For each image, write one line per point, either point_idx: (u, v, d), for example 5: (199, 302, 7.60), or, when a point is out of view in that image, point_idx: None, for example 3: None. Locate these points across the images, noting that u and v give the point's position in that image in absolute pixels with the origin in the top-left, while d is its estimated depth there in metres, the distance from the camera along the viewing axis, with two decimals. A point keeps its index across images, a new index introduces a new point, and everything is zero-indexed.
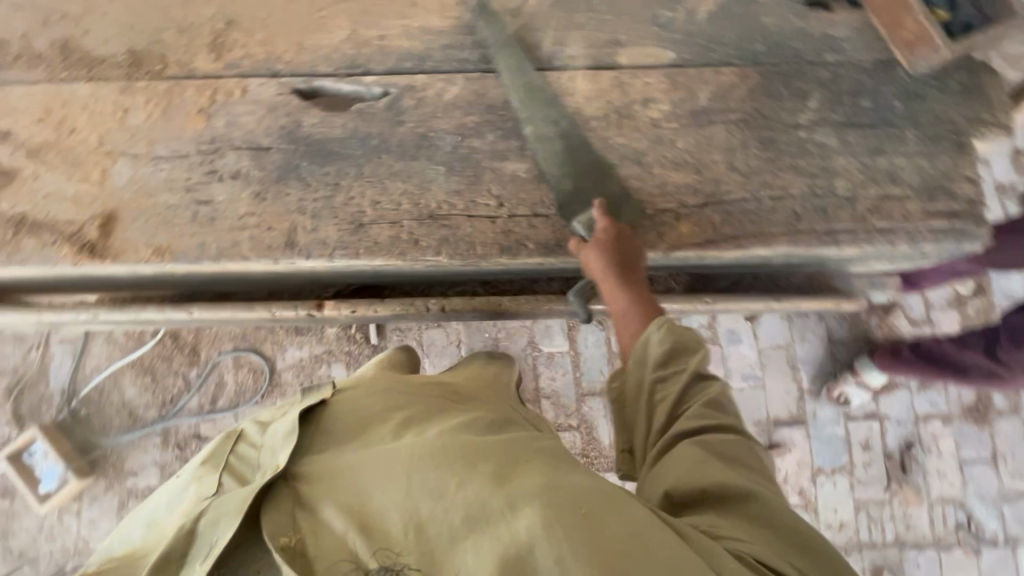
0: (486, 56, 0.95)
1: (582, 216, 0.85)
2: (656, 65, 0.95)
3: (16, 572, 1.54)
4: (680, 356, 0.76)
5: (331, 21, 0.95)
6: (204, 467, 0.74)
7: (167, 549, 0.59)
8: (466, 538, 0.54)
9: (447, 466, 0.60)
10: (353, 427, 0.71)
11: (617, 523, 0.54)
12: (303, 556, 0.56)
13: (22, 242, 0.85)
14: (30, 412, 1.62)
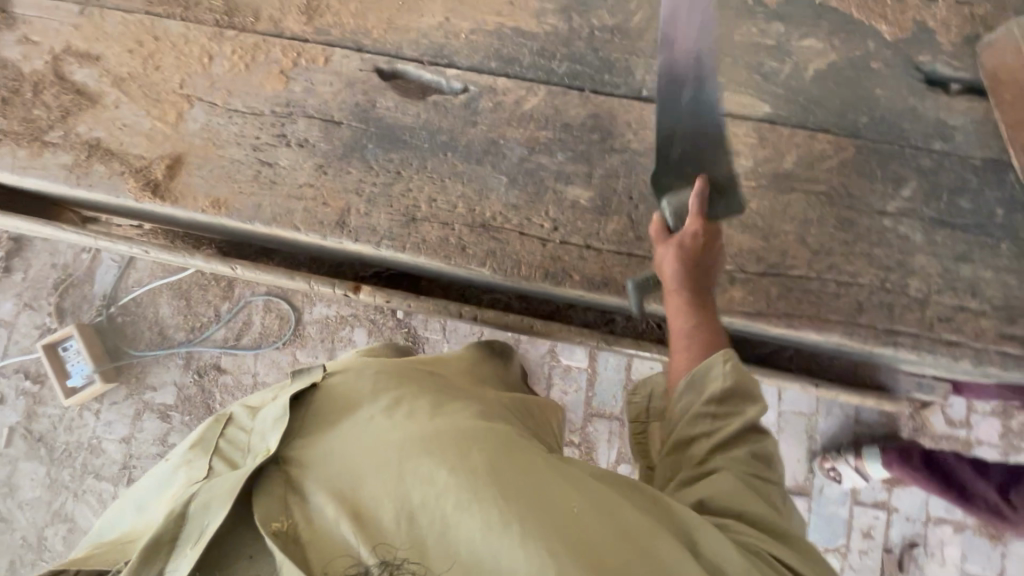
0: (573, 71, 0.91)
1: (674, 199, 0.80)
2: (748, 117, 0.90)
3: (33, 451, 1.66)
4: (737, 398, 0.74)
5: (426, 5, 0.93)
6: (193, 452, 0.74)
7: (156, 532, 0.60)
8: (454, 529, 0.55)
9: (438, 454, 0.60)
10: (339, 406, 0.71)
11: (605, 536, 0.56)
12: (296, 541, 0.57)
13: (92, 167, 0.88)
14: (72, 309, 1.71)
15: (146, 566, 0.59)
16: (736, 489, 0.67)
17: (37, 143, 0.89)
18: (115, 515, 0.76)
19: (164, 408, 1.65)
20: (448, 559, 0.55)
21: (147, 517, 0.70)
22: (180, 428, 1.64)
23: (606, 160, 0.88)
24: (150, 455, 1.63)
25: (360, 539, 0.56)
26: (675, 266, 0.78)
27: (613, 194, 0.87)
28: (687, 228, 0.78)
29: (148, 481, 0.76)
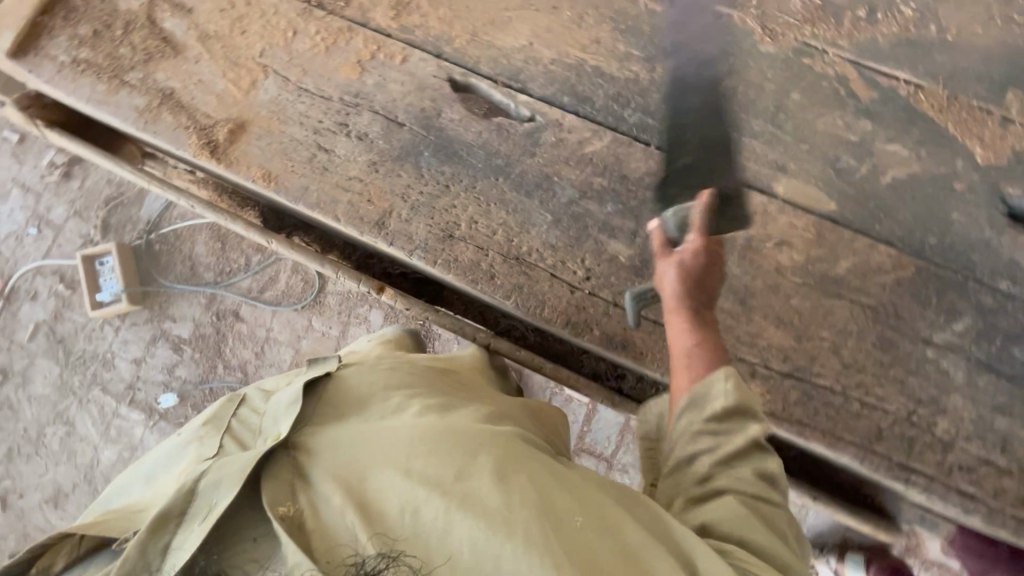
0: (644, 124, 0.89)
1: (678, 210, 0.79)
2: (811, 210, 0.86)
3: (52, 351, 1.74)
4: (738, 417, 0.71)
5: (514, 25, 0.92)
6: (207, 429, 0.79)
7: (164, 507, 0.61)
8: (458, 524, 0.58)
9: (444, 455, 0.63)
10: (349, 398, 0.75)
11: (605, 551, 0.59)
12: (300, 528, 0.60)
13: (162, 115, 0.91)
14: (117, 226, 1.78)
15: (155, 538, 0.60)
16: (737, 518, 0.65)
17: (116, 80, 0.92)
18: (125, 484, 0.81)
19: (178, 340, 1.72)
20: (449, 557, 0.57)
21: (155, 489, 0.75)
22: (188, 362, 1.71)
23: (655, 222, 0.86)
24: (156, 381, 1.70)
25: (365, 530, 0.59)
26: (679, 272, 0.76)
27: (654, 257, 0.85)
28: (691, 243, 0.76)
29: (157, 455, 0.81)
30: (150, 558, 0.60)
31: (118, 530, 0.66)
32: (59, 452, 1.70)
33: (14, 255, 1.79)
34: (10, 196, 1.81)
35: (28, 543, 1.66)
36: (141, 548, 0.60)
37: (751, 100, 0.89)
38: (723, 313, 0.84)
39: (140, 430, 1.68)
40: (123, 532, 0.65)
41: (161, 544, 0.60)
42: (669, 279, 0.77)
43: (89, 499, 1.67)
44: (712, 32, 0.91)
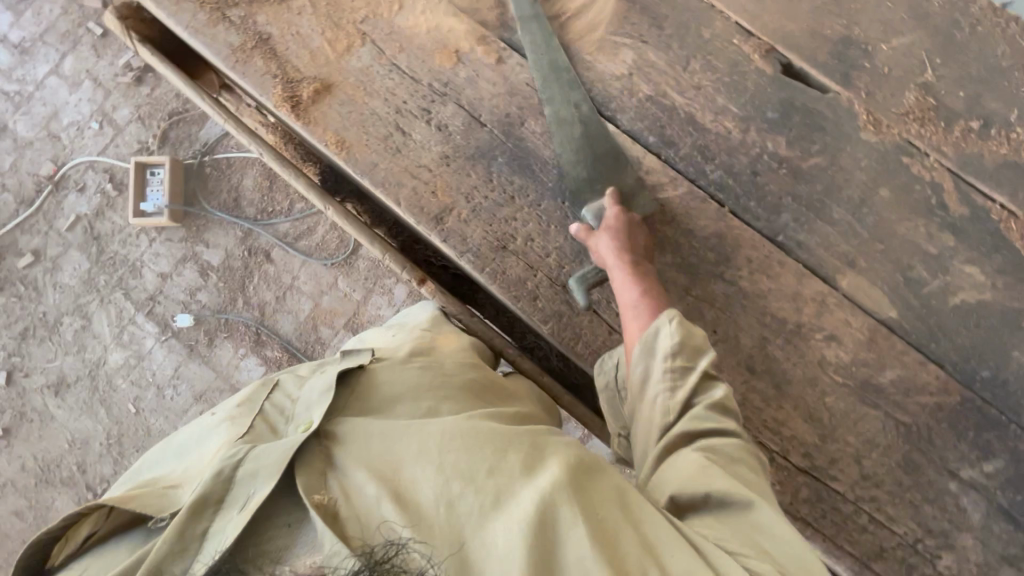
0: (724, 183, 0.87)
1: (593, 204, 0.85)
2: (871, 311, 0.84)
3: (86, 245, 1.78)
4: (685, 358, 0.71)
5: (618, 52, 0.90)
6: (240, 411, 0.84)
7: (203, 491, 0.62)
8: (493, 513, 0.59)
9: (477, 449, 0.63)
10: (380, 393, 0.78)
11: (632, 544, 0.58)
12: (334, 518, 0.59)
13: (253, 58, 0.91)
14: (175, 141, 1.81)
15: (193, 524, 0.60)
16: (693, 468, 0.65)
17: (216, 14, 0.92)
18: (153, 460, 0.87)
19: (207, 265, 1.75)
20: (486, 547, 0.57)
21: (191, 468, 0.78)
22: (212, 289, 1.74)
23: (709, 284, 0.85)
24: (176, 300, 1.74)
25: (401, 520, 0.58)
26: (614, 237, 0.80)
27: (700, 318, 0.84)
28: (609, 215, 0.82)
29: (192, 434, 0.86)
30: (188, 544, 0.59)
31: (153, 509, 0.69)
32: (71, 344, 1.74)
33: (72, 144, 1.82)
34: (80, 86, 1.84)
35: (23, 421, 1.72)
36: (178, 538, 0.59)
37: (838, 186, 0.86)
38: (754, 392, 0.82)
39: (152, 341, 1.73)
40: (157, 512, 0.68)
41: (198, 532, 0.60)
42: (608, 246, 0.80)
43: (89, 395, 1.72)
44: (816, 107, 0.88)
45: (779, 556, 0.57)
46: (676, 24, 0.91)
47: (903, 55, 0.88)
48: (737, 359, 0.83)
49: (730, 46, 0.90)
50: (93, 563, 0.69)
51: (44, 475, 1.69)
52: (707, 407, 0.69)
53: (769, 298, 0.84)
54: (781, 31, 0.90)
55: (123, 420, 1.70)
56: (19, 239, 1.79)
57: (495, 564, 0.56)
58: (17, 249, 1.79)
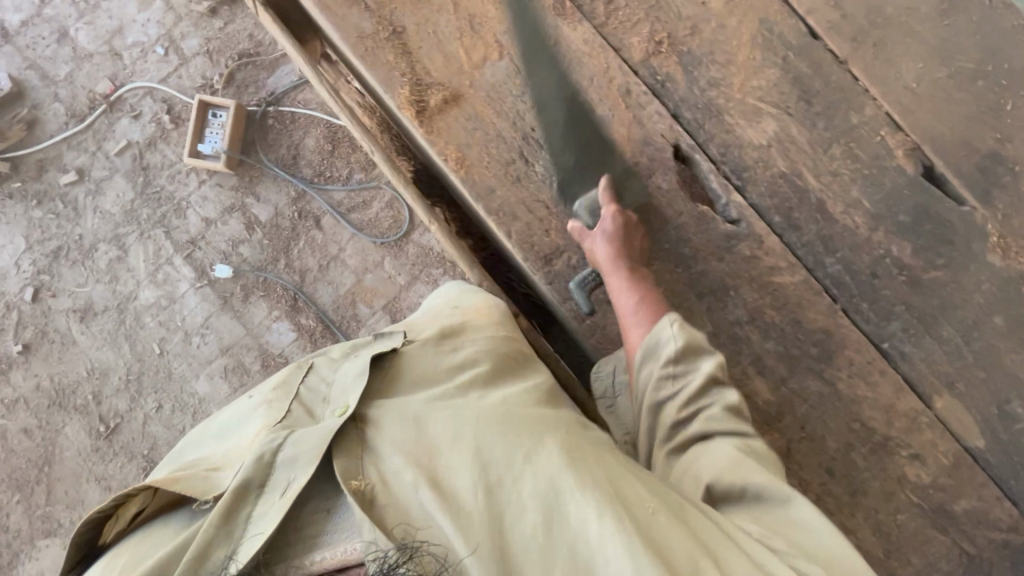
0: (841, 279, 0.85)
1: (585, 199, 0.87)
2: (960, 437, 0.82)
3: (133, 174, 1.72)
4: (690, 357, 0.74)
5: (760, 121, 0.87)
6: (278, 393, 0.77)
7: (244, 478, 0.59)
8: (530, 508, 0.57)
9: (511, 436, 0.62)
10: (410, 376, 0.74)
11: (678, 543, 0.55)
12: (370, 504, 0.57)
13: (384, 51, 0.89)
14: (241, 84, 1.73)
15: (235, 508, 0.58)
16: (723, 461, 0.66)
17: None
18: (192, 444, 0.82)
19: (254, 219, 1.71)
20: (525, 540, 0.55)
21: (230, 447, 0.72)
22: (255, 244, 1.70)
23: (806, 378, 0.84)
24: (217, 248, 1.70)
25: (439, 507, 0.56)
26: (610, 235, 0.82)
27: (791, 411, 0.84)
28: (604, 213, 0.84)
29: (231, 414, 0.80)
30: (229, 527, 0.56)
31: (196, 491, 0.62)
32: (103, 271, 1.70)
33: (133, 66, 1.74)
34: (151, 6, 1.75)
35: (43, 340, 1.69)
36: (219, 523, 0.57)
37: (953, 304, 0.84)
38: (828, 495, 0.82)
39: (186, 286, 1.69)
40: (201, 494, 0.62)
41: (239, 517, 0.57)
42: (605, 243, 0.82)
43: (114, 326, 1.69)
44: (948, 219, 0.85)
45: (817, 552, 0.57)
46: (825, 102, 0.87)
47: None
48: (818, 460, 0.83)
49: (876, 137, 0.87)
50: (142, 540, 0.63)
51: (58, 398, 1.67)
52: (723, 408, 0.71)
53: (861, 405, 0.83)
54: (930, 131, 0.86)
55: (145, 359, 1.67)
56: (65, 153, 1.73)
57: (535, 558, 0.54)
58: (61, 163, 1.73)
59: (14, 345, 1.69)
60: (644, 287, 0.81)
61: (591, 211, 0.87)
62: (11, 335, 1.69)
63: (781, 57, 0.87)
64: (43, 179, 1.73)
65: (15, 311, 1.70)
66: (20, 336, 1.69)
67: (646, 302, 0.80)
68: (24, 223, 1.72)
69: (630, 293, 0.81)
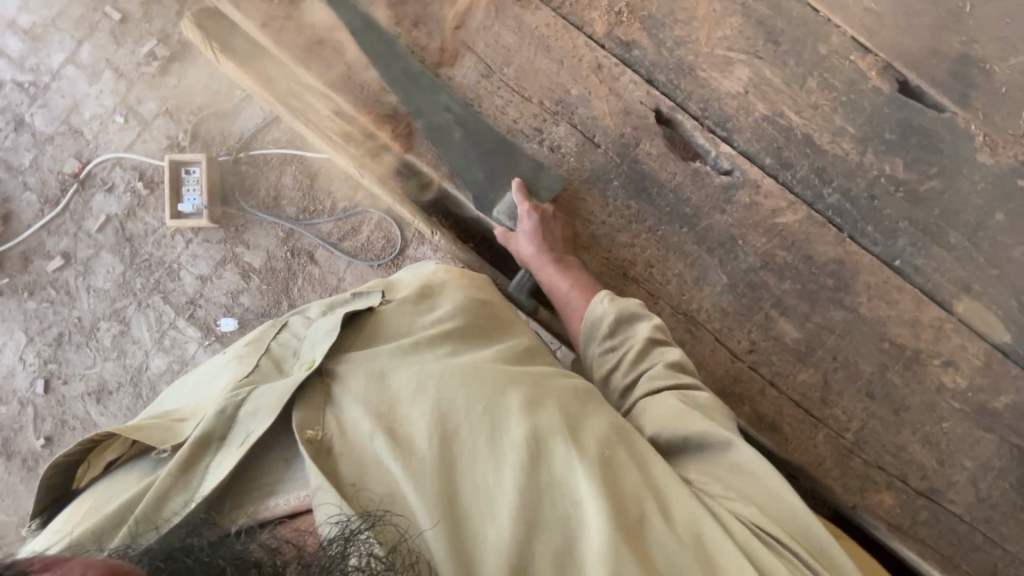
0: (843, 207, 0.86)
1: (503, 207, 0.91)
2: (987, 336, 0.83)
3: (119, 247, 1.70)
4: (625, 325, 0.78)
5: (732, 70, 0.87)
6: (249, 350, 0.78)
7: (206, 429, 0.61)
8: (487, 456, 0.58)
9: (475, 389, 0.62)
10: (389, 334, 0.72)
11: (633, 490, 0.59)
12: (328, 452, 0.59)
13: (352, 75, 0.93)
14: (207, 136, 1.71)
15: (196, 459, 0.60)
16: (671, 411, 0.68)
17: (289, 5, 0.94)
18: (169, 393, 0.84)
19: (247, 267, 1.69)
20: (478, 485, 0.57)
21: (198, 403, 0.72)
22: (254, 291, 1.68)
23: (829, 310, 0.85)
24: (218, 303, 1.69)
25: (395, 458, 0.58)
26: (534, 236, 0.87)
27: (819, 344, 0.85)
28: (524, 218, 0.87)
29: (206, 370, 0.80)
30: (187, 477, 0.58)
31: (156, 440, 0.63)
32: (109, 348, 1.69)
33: (96, 140, 1.72)
34: (101, 77, 1.72)
35: (64, 429, 1.68)
36: (178, 471, 0.59)
37: (955, 210, 0.84)
38: (872, 418, 0.84)
39: (194, 346, 1.68)
40: (160, 443, 0.62)
41: (197, 467, 0.59)
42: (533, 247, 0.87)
43: (132, 401, 1.68)
44: (933, 128, 0.85)
45: (764, 502, 0.60)
46: (793, 39, 0.87)
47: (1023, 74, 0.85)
48: (856, 386, 0.84)
49: (847, 63, 0.87)
50: (105, 488, 0.64)
51: None
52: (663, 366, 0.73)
53: (886, 324, 0.84)
54: (898, 47, 0.86)
55: None
56: (47, 240, 1.72)
57: (486, 501, 0.56)
58: (45, 251, 1.71)
59: (37, 440, 1.67)
60: (575, 273, 0.87)
61: (508, 214, 0.91)
62: (31, 431, 1.68)
63: (740, 3, 0.88)
64: (30, 270, 1.72)
65: (29, 406, 1.69)
66: (41, 430, 1.68)
67: (577, 291, 0.86)
68: (21, 317, 1.71)
69: (572, 289, 0.86)
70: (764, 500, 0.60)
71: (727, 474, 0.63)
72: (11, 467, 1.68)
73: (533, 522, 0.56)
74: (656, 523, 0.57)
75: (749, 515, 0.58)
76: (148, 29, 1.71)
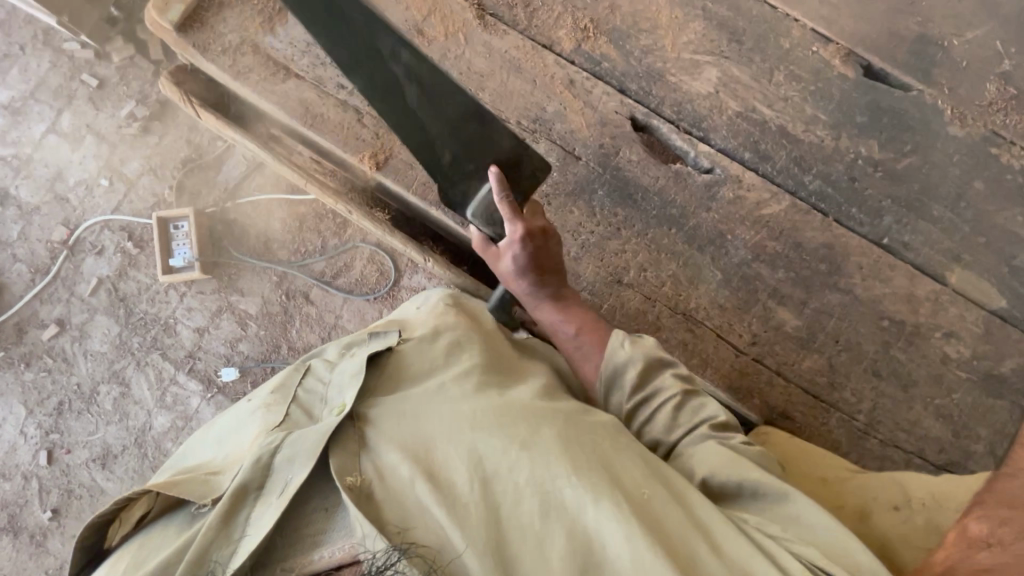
0: (825, 192, 0.87)
1: (479, 204, 0.84)
2: (981, 304, 0.84)
3: (114, 308, 1.70)
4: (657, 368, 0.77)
5: (700, 71, 0.90)
6: (275, 397, 0.76)
7: (243, 480, 0.60)
8: (528, 496, 0.58)
9: (510, 428, 0.62)
10: (410, 373, 0.72)
11: (677, 525, 0.58)
12: (368, 497, 0.58)
13: (331, 114, 0.95)
14: (192, 189, 1.72)
15: (236, 511, 0.58)
16: (723, 457, 0.67)
17: (263, 54, 0.96)
18: (196, 444, 0.83)
19: (244, 315, 1.69)
20: (522, 527, 0.57)
21: (229, 454, 0.71)
22: (252, 338, 1.68)
23: (825, 295, 0.86)
24: (217, 354, 1.68)
25: (436, 501, 0.57)
26: (521, 259, 0.82)
27: (821, 330, 0.86)
28: (509, 231, 0.80)
29: (233, 419, 0.79)
30: (228, 530, 0.57)
31: (193, 495, 0.62)
32: (112, 412, 1.67)
33: (82, 205, 1.73)
34: (82, 142, 1.74)
35: (71, 499, 1.64)
36: (218, 526, 0.57)
37: (934, 183, 0.85)
38: (883, 398, 0.84)
39: (197, 400, 1.66)
40: (199, 498, 0.62)
41: (237, 519, 0.58)
42: (520, 271, 0.84)
43: (138, 463, 1.65)
44: (901, 107, 0.87)
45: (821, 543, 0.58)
46: (754, 36, 0.90)
47: (980, 47, 0.87)
48: (862, 367, 0.85)
49: (809, 53, 0.89)
50: (142, 545, 0.63)
51: None
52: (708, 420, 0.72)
53: (884, 302, 0.85)
54: (857, 34, 0.89)
55: None
56: (40, 309, 1.71)
57: (533, 543, 0.56)
58: (38, 320, 1.71)
59: (44, 513, 1.64)
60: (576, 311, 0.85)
61: (486, 217, 0.84)
62: (38, 505, 1.65)
63: (700, 8, 0.91)
64: (26, 341, 1.70)
65: (34, 479, 1.66)
66: (47, 503, 1.64)
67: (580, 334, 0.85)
68: (20, 389, 1.69)
69: (566, 321, 0.85)
70: (819, 541, 0.58)
71: (776, 513, 0.62)
72: (18, 545, 1.63)
73: (581, 563, 0.55)
74: (706, 559, 0.56)
75: (806, 551, 0.57)
76: (126, 91, 1.74)
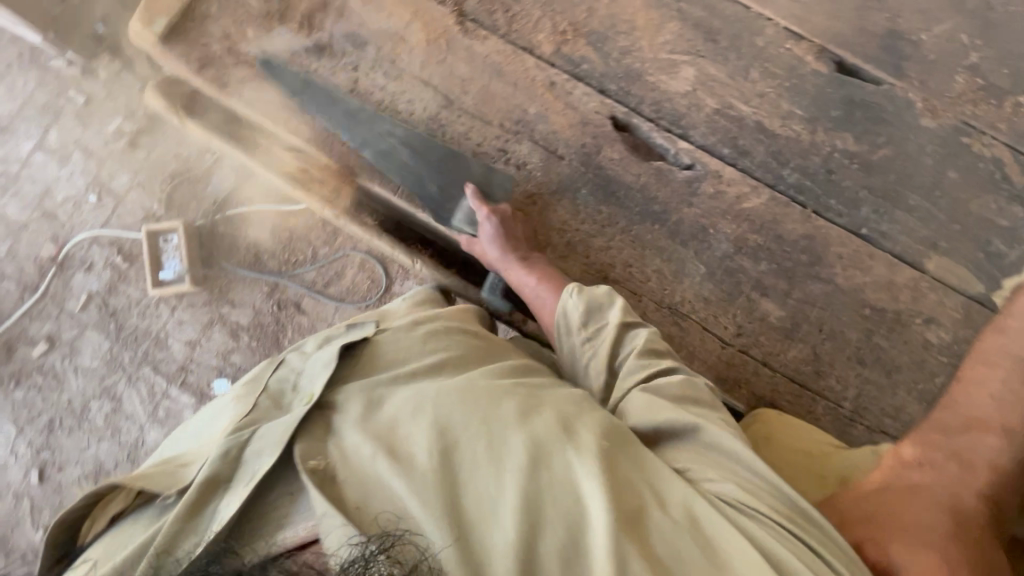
0: (803, 185, 0.89)
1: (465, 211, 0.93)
2: (960, 289, 0.86)
3: (104, 323, 1.69)
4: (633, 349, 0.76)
5: (678, 71, 0.92)
6: (246, 387, 0.77)
7: (213, 472, 0.62)
8: (486, 465, 0.60)
9: (471, 404, 0.64)
10: (382, 361, 0.72)
11: (632, 488, 0.61)
12: (331, 481, 0.60)
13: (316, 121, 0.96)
14: (182, 202, 1.72)
15: (203, 503, 0.61)
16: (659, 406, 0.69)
17: (248, 64, 0.97)
18: (170, 436, 0.84)
19: (235, 326, 1.68)
20: (480, 493, 0.59)
21: (199, 445, 0.72)
22: (244, 349, 1.67)
23: (806, 284, 0.87)
24: (209, 366, 1.67)
25: (396, 473, 0.59)
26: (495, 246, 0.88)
27: (804, 319, 0.87)
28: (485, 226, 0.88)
29: (207, 411, 0.80)
30: (195, 522, 0.60)
31: (160, 486, 0.63)
32: (103, 428, 1.66)
33: (71, 220, 1.73)
34: (70, 158, 1.74)
35: None
36: (184, 518, 0.60)
37: (909, 174, 0.87)
38: (867, 384, 0.85)
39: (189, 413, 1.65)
40: (164, 489, 0.63)
41: (204, 511, 0.60)
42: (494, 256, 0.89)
43: None
44: (874, 100, 0.89)
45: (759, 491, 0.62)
46: (730, 36, 0.92)
47: (948, 41, 0.90)
48: (846, 355, 0.86)
49: (783, 51, 0.91)
50: (111, 538, 0.65)
51: None
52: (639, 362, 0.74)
53: (864, 291, 0.86)
54: (829, 31, 0.91)
55: None
56: (29, 327, 1.70)
57: (490, 508, 0.57)
58: (28, 337, 1.70)
59: (35, 533, 1.61)
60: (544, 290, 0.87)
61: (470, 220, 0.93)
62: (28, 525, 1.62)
63: (676, 9, 0.93)
64: (15, 359, 1.69)
65: (25, 499, 1.64)
66: (38, 522, 1.62)
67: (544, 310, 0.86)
68: (9, 408, 1.67)
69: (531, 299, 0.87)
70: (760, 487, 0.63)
71: (721, 461, 0.65)
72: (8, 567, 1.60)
73: (538, 524, 0.57)
74: (657, 517, 0.59)
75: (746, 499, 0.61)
76: (114, 106, 1.74)
